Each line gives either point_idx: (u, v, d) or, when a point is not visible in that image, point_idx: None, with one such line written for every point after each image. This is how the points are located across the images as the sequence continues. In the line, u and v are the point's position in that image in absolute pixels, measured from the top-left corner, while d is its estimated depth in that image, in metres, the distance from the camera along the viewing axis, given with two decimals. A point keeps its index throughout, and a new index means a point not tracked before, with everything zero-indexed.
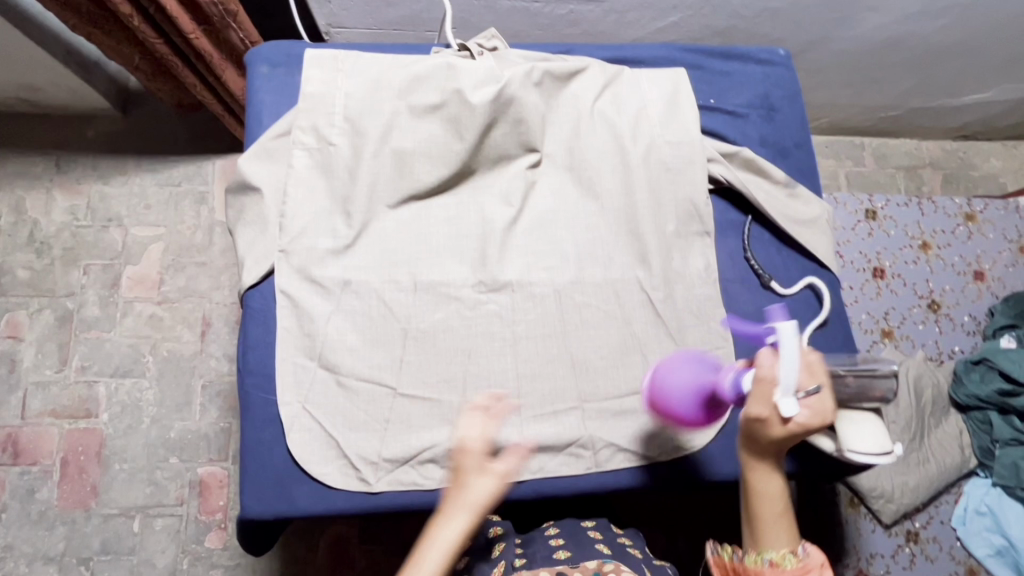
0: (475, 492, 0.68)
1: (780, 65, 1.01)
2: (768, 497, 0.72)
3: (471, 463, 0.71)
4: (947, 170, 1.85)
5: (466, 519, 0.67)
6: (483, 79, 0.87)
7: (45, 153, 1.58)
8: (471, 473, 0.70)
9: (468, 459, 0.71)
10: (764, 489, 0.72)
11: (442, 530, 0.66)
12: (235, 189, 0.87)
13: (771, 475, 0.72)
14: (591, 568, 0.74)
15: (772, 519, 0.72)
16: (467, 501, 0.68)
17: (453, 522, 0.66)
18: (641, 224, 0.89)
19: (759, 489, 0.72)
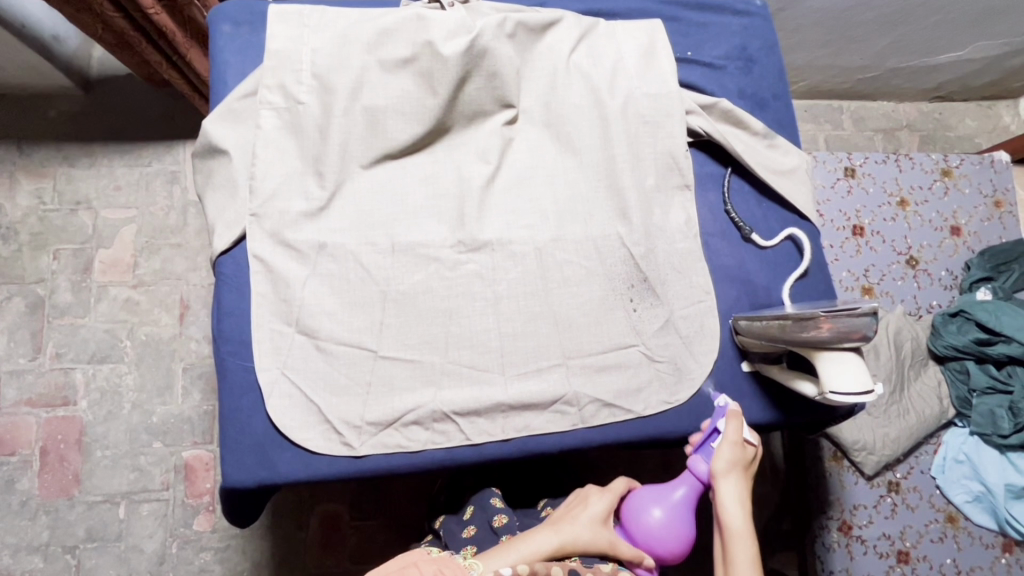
0: (580, 532, 0.76)
1: (757, 15, 1.00)
2: (735, 534, 0.77)
3: (588, 506, 0.80)
4: (923, 132, 1.86)
5: (557, 542, 0.74)
6: (456, 30, 0.84)
7: (7, 136, 1.52)
8: (585, 516, 0.78)
9: (591, 504, 0.81)
10: (732, 521, 0.78)
11: (532, 540, 0.74)
12: (202, 154, 0.84)
13: (738, 510, 0.78)
14: (606, 572, 0.74)
15: (740, 556, 0.75)
16: (571, 532, 0.76)
17: (541, 537, 0.75)
18: (621, 179, 0.88)
19: (729, 521, 0.77)
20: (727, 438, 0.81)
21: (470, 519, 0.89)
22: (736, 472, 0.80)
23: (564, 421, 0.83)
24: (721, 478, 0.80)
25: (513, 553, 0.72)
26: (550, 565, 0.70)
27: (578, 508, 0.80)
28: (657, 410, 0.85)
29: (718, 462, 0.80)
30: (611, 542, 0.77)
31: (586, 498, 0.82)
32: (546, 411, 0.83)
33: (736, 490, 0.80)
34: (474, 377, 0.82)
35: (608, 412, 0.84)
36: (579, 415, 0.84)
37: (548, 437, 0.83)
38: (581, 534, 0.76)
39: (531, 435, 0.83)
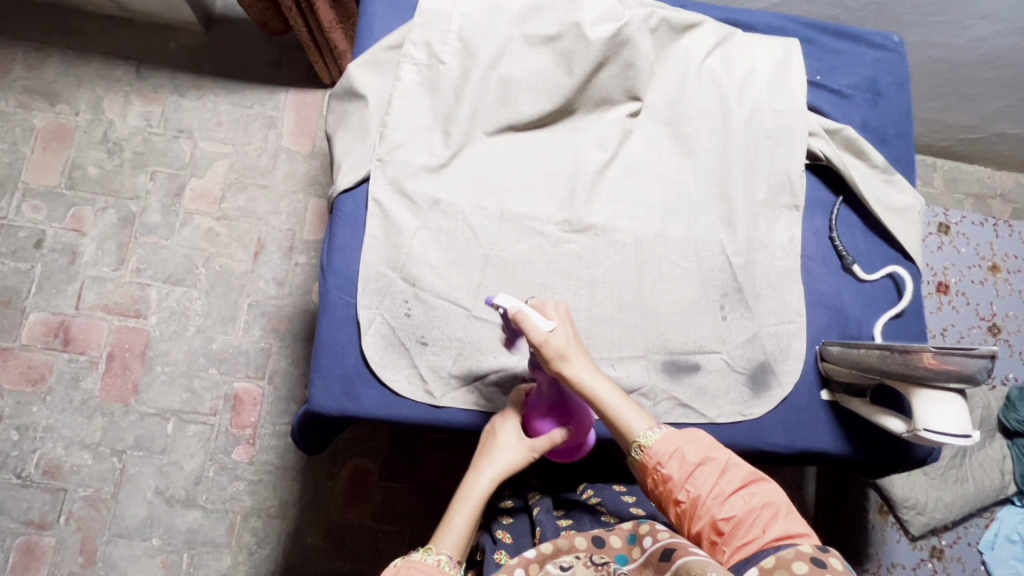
0: (499, 459, 0.76)
1: (893, 51, 0.99)
2: (608, 397, 0.74)
3: (498, 428, 0.79)
4: (1016, 204, 1.80)
5: (484, 482, 0.75)
6: (604, 15, 0.86)
7: (128, 59, 1.62)
8: (497, 441, 0.77)
9: (500, 433, 0.78)
10: (597, 390, 0.74)
11: (471, 487, 0.74)
12: (338, 96, 0.88)
13: (593, 379, 0.74)
14: (626, 529, 0.72)
15: (623, 410, 0.73)
16: (495, 464, 0.76)
17: (476, 478, 0.75)
18: (733, 188, 0.89)
19: (593, 391, 0.74)
20: (534, 344, 0.74)
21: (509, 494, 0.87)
22: (567, 354, 0.74)
23: None
24: (561, 364, 0.74)
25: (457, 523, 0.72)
26: (572, 539, 0.72)
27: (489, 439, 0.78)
28: (730, 419, 0.85)
29: (545, 361, 0.74)
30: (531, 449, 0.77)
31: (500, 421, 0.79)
32: None
33: (584, 361, 0.75)
34: None
35: (681, 411, 0.85)
36: (653, 409, 0.84)
37: None
38: (500, 462, 0.75)
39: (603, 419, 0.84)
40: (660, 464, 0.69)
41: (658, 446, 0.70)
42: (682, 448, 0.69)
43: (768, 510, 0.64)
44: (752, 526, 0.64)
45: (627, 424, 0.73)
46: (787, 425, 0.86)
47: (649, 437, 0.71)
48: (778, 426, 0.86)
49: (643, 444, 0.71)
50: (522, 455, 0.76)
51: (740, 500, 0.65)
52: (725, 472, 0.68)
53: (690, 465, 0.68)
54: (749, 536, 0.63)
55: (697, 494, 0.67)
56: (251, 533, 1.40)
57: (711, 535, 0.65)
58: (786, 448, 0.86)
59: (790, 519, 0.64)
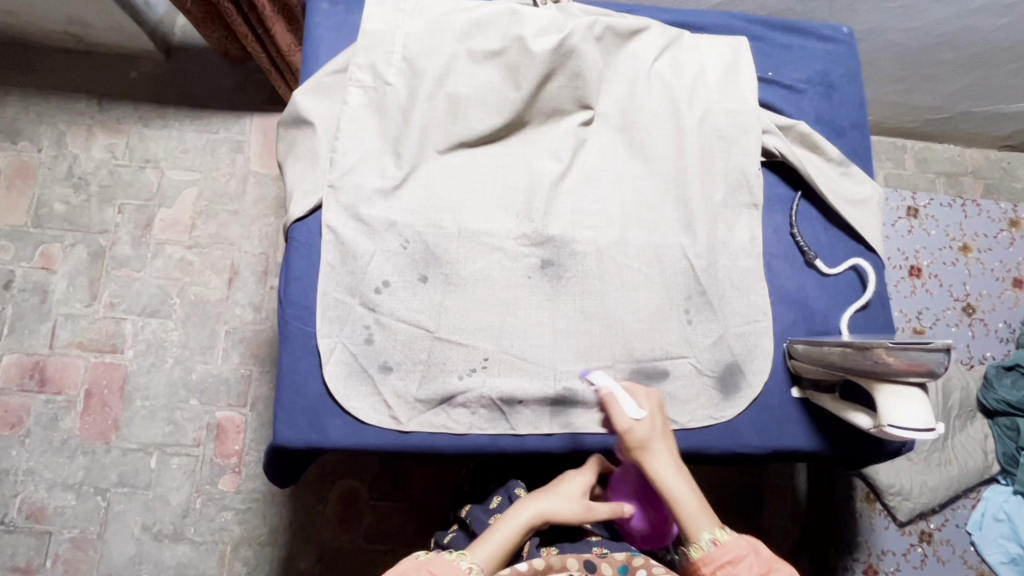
0: (559, 501, 0.75)
1: (843, 43, 0.99)
2: (682, 490, 0.74)
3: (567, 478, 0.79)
4: (988, 180, 1.81)
5: (537, 512, 0.74)
6: (546, 28, 0.86)
7: (88, 91, 1.60)
8: (564, 484, 0.78)
9: (567, 481, 0.78)
10: (673, 479, 0.74)
11: (527, 508, 0.74)
12: (286, 123, 0.87)
13: (675, 470, 0.75)
14: (619, 560, 0.72)
15: (693, 506, 0.73)
16: (551, 502, 0.75)
17: (536, 503, 0.75)
18: (690, 191, 0.88)
19: (668, 481, 0.74)
20: (620, 429, 0.78)
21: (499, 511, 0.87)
22: (651, 443, 0.76)
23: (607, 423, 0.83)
24: (645, 451, 0.76)
25: (497, 536, 0.71)
26: (564, 559, 0.71)
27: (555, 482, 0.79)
28: (701, 424, 0.84)
29: (629, 447, 0.77)
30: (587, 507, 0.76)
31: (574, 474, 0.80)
32: (591, 411, 0.83)
33: (668, 454, 0.76)
34: (523, 368, 0.83)
35: None
36: None
37: (591, 436, 0.83)
38: (559, 504, 0.75)
39: (574, 433, 0.83)
40: (727, 562, 0.68)
41: (729, 544, 0.69)
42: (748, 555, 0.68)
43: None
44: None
45: (692, 520, 0.72)
46: (760, 426, 0.86)
47: (720, 535, 0.70)
48: (750, 428, 0.85)
49: (709, 540, 0.70)
50: (579, 510, 0.76)
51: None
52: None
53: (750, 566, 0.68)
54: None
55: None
56: (242, 563, 1.38)
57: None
58: (759, 449, 0.85)
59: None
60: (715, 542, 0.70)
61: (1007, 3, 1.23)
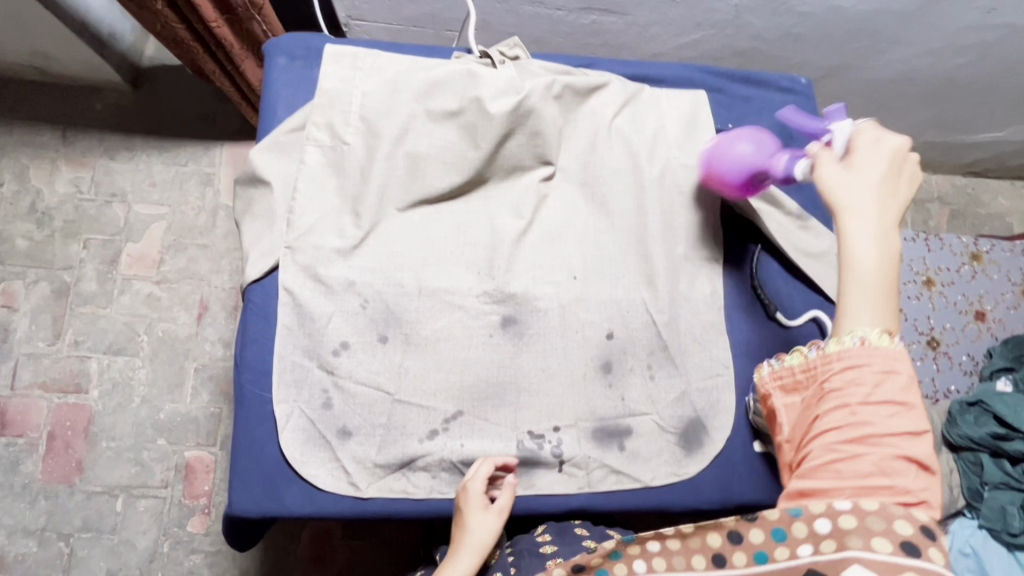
0: (478, 530, 0.76)
1: (801, 93, 1.01)
2: (863, 270, 0.61)
3: (471, 512, 0.77)
4: (954, 206, 1.85)
5: (468, 561, 0.76)
6: (504, 88, 0.86)
7: (52, 123, 1.56)
8: (471, 516, 0.77)
9: (471, 518, 0.77)
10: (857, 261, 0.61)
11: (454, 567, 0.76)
12: (244, 181, 0.86)
13: (875, 250, 0.61)
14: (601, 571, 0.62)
15: (859, 293, 0.60)
16: (474, 542, 0.76)
17: (461, 560, 0.76)
18: (651, 246, 0.89)
19: (848, 250, 0.62)
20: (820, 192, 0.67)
21: None
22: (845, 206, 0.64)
23: (571, 483, 0.83)
24: (839, 212, 0.64)
25: None
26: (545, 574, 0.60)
27: (461, 519, 0.77)
28: (664, 481, 0.84)
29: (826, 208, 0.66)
30: (503, 513, 0.78)
31: (467, 499, 0.77)
32: (554, 471, 0.83)
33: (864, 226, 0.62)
34: (486, 429, 0.82)
35: (615, 478, 0.84)
36: (586, 478, 0.83)
37: (555, 497, 0.83)
38: (481, 533, 0.76)
39: (537, 494, 0.82)
40: (850, 384, 0.58)
41: (872, 365, 0.58)
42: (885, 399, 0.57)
43: (901, 523, 0.52)
44: (849, 542, 0.53)
45: (849, 306, 0.60)
46: (721, 481, 0.86)
47: (878, 337, 0.59)
48: (713, 483, 0.85)
49: (829, 349, 0.61)
50: (494, 525, 0.77)
51: (879, 521, 0.53)
52: (892, 469, 0.55)
53: (864, 426, 0.57)
54: (841, 541, 0.53)
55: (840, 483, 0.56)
56: None
57: (808, 513, 0.56)
58: (721, 504, 0.85)
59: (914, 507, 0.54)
60: (859, 343, 0.59)
61: (966, 44, 1.24)
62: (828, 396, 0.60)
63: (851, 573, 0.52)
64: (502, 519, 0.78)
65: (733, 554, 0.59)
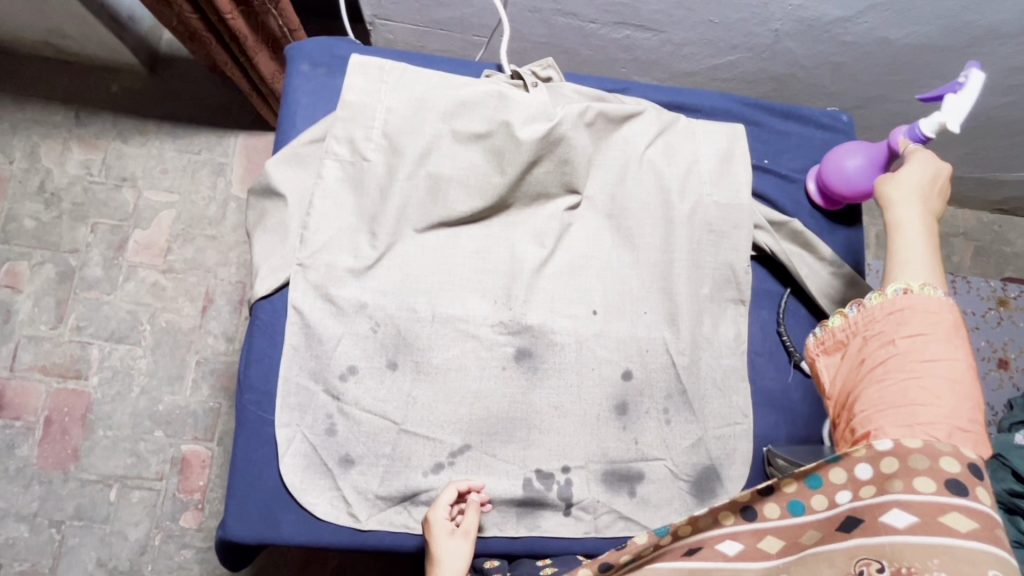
0: (452, 560, 0.72)
1: (842, 132, 0.96)
2: (907, 230, 0.60)
3: (438, 539, 0.73)
4: (979, 243, 1.80)
5: None
6: (535, 113, 0.82)
7: (66, 102, 1.53)
8: (441, 546, 0.73)
9: (441, 546, 0.73)
10: (904, 230, 0.60)
11: None
12: (258, 191, 0.83)
13: (929, 226, 0.60)
14: None
15: (916, 256, 0.58)
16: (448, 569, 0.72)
17: None
18: (676, 285, 0.85)
19: (898, 217, 0.61)
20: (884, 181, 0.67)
21: None
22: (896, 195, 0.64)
23: (576, 527, 0.80)
24: (888, 193, 0.63)
25: None
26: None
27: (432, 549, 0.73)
28: None
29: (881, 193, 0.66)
30: (470, 536, 0.74)
31: (432, 529, 0.74)
32: (560, 513, 0.80)
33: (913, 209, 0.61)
34: (492, 465, 0.80)
35: (623, 524, 0.81)
36: (593, 523, 0.80)
37: (559, 540, 0.80)
38: (456, 563, 0.72)
39: (541, 536, 0.80)
40: (887, 323, 0.55)
41: (913, 306, 0.54)
42: (927, 336, 0.53)
43: (949, 462, 0.47)
44: (891, 484, 0.48)
45: (903, 265, 0.58)
46: None
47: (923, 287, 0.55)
48: None
49: (868, 302, 0.58)
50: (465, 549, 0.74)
51: (924, 459, 0.47)
52: (939, 400, 0.51)
53: (906, 362, 0.53)
54: (883, 486, 0.48)
55: (880, 422, 0.52)
56: None
57: (848, 459, 0.51)
58: None
59: (961, 441, 0.49)
60: (903, 294, 0.56)
61: (1012, 84, 1.18)
62: (866, 340, 0.56)
63: (892, 516, 0.47)
64: (470, 542, 0.74)
65: (764, 506, 0.55)
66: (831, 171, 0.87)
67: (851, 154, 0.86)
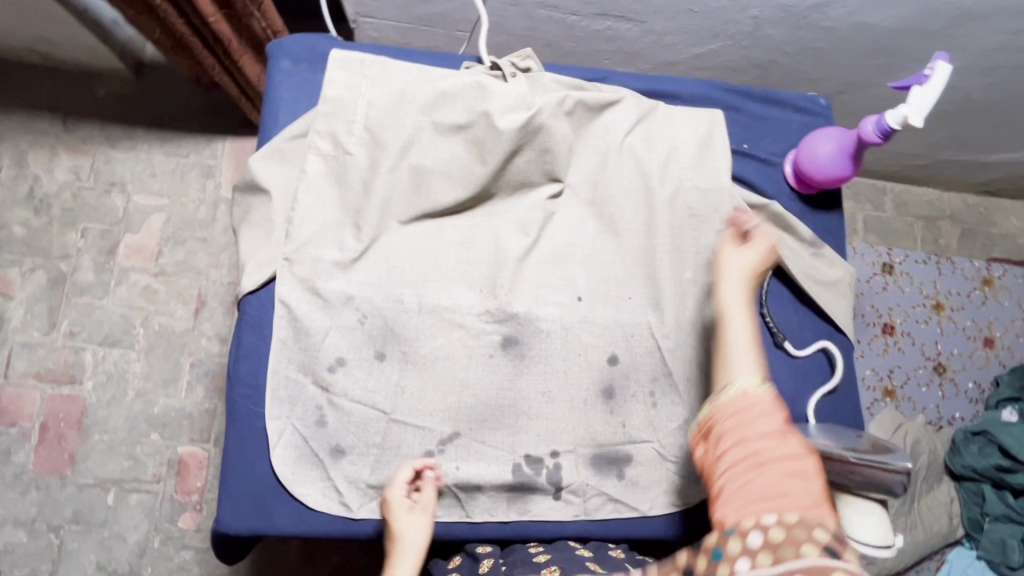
0: (412, 537, 0.74)
1: (820, 115, 0.97)
2: (734, 321, 0.69)
3: (399, 515, 0.75)
4: (965, 225, 1.82)
5: (415, 559, 0.73)
6: (514, 103, 0.83)
7: (53, 109, 1.53)
8: (402, 520, 0.74)
9: (403, 520, 0.74)
10: (732, 325, 0.68)
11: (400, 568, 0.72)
12: (242, 188, 0.83)
13: (750, 323, 0.69)
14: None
15: (740, 355, 0.65)
16: (412, 542, 0.74)
17: (407, 563, 0.73)
18: (659, 270, 0.86)
19: (727, 306, 0.70)
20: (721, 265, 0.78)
21: (453, 569, 0.78)
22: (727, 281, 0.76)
23: (566, 511, 0.81)
24: (718, 283, 0.75)
25: None
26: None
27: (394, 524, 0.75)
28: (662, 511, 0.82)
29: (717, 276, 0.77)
30: (429, 509, 0.76)
31: (392, 508, 0.75)
32: (550, 497, 0.81)
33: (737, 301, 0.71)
34: (482, 452, 0.81)
35: (612, 506, 0.82)
36: (583, 506, 0.82)
37: (549, 524, 0.81)
38: (415, 539, 0.74)
39: (532, 519, 0.81)
40: (739, 415, 0.60)
41: (753, 398, 0.61)
42: (772, 427, 0.59)
43: (820, 530, 0.51)
44: (783, 552, 0.50)
45: (731, 367, 0.65)
46: None
47: (756, 386, 0.61)
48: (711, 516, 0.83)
49: (718, 399, 0.62)
50: (426, 521, 0.76)
51: (800, 530, 0.51)
52: (796, 484, 0.55)
53: (760, 453, 0.57)
54: (776, 554, 0.50)
55: (752, 510, 0.54)
56: None
57: (741, 532, 0.53)
58: None
59: (824, 517, 0.53)
60: (741, 393, 0.62)
61: (990, 66, 1.19)
62: (727, 434, 0.60)
63: None
64: (430, 515, 0.76)
65: None
66: (807, 157, 0.89)
67: (826, 140, 0.88)
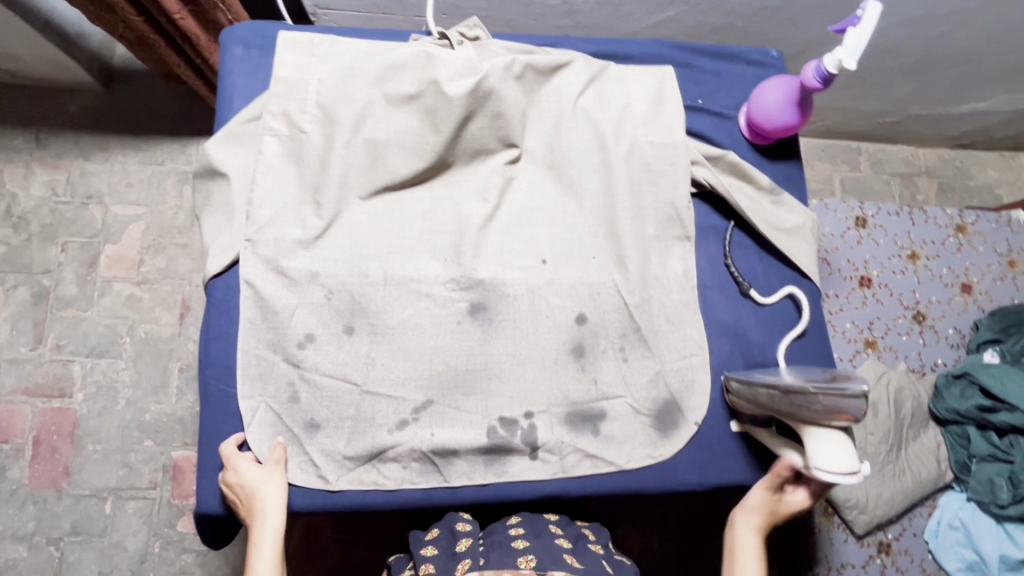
0: (270, 491, 0.75)
1: (772, 66, 0.99)
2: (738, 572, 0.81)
3: (244, 472, 0.75)
4: (942, 179, 1.83)
5: (279, 516, 0.75)
6: (461, 70, 0.84)
7: (26, 127, 1.54)
8: (245, 479, 0.75)
9: (245, 476, 0.75)
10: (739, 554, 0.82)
11: (262, 526, 0.74)
12: (202, 174, 0.84)
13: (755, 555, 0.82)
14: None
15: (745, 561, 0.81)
16: (267, 503, 0.74)
17: (271, 522, 0.74)
18: (621, 227, 0.87)
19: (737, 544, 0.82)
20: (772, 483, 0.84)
21: (431, 540, 0.79)
22: (748, 520, 0.83)
23: (544, 470, 0.82)
24: (739, 520, 0.84)
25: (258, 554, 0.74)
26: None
27: (243, 489, 0.75)
28: (639, 464, 0.83)
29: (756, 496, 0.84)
30: (281, 463, 0.77)
31: (235, 467, 0.76)
32: (528, 458, 0.82)
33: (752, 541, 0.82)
34: (456, 418, 0.81)
35: (589, 463, 0.82)
36: (560, 464, 0.82)
37: (527, 484, 0.82)
38: (274, 495, 0.75)
39: (510, 481, 0.81)
40: None
41: None
42: None
43: None
44: None
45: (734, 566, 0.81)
46: (699, 462, 0.85)
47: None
48: (689, 466, 0.84)
49: None
50: (279, 481, 0.76)
51: None
52: None
53: None
54: None
55: None
56: None
57: None
58: (701, 485, 0.84)
59: None
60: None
61: (946, 12, 1.20)
62: None
63: None
64: (282, 470, 0.77)
65: None
66: (757, 108, 0.90)
67: (774, 89, 0.88)
